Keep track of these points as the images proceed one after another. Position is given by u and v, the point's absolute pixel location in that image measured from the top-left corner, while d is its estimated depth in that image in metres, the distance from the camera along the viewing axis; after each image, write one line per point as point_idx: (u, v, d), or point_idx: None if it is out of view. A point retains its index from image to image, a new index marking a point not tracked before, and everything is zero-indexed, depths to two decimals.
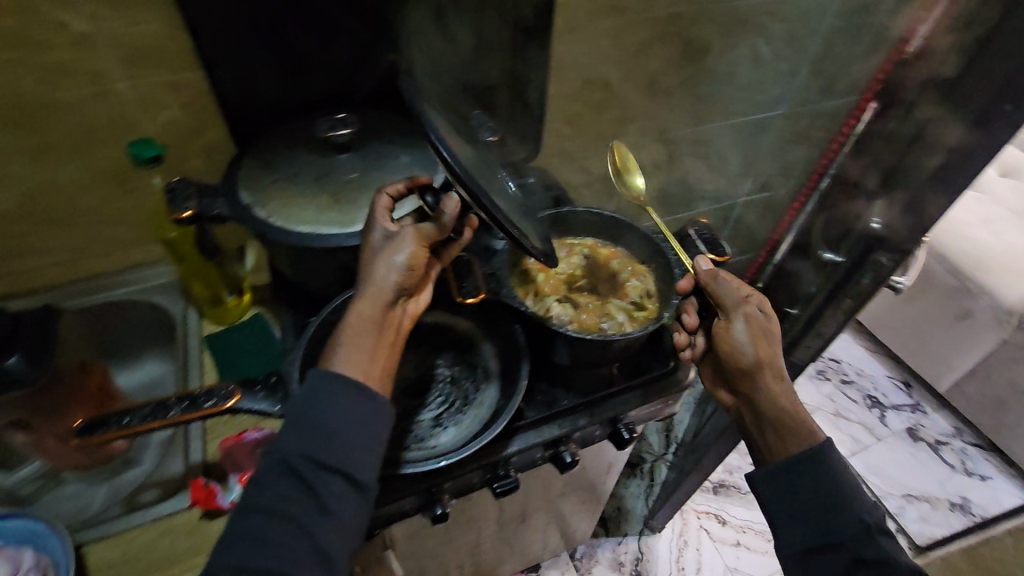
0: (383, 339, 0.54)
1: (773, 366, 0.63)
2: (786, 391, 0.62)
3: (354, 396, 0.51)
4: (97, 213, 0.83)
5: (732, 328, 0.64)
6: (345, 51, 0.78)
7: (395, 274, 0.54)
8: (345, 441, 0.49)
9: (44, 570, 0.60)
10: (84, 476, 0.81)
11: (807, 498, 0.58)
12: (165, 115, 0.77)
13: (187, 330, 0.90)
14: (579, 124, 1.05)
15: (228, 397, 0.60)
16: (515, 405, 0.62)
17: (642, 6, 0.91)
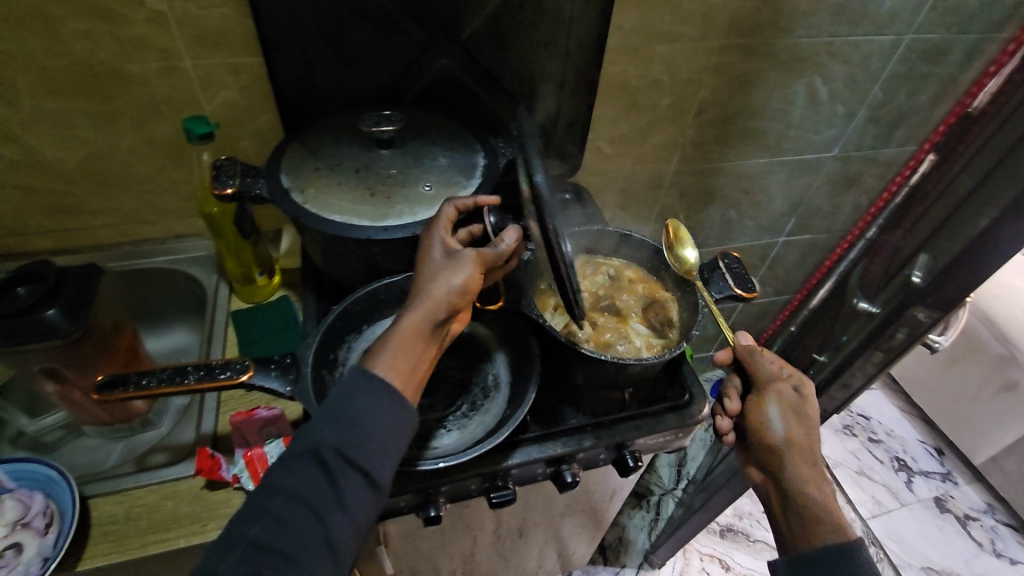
0: (427, 355, 0.54)
1: (808, 452, 0.64)
2: (818, 480, 0.63)
3: (392, 402, 0.51)
4: (149, 182, 0.87)
5: (768, 411, 0.65)
6: (401, 51, 0.80)
7: (451, 291, 0.55)
8: (380, 442, 0.50)
9: (50, 518, 0.62)
10: (104, 432, 0.84)
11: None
12: (224, 95, 0.80)
13: (217, 304, 0.92)
14: (622, 146, 1.05)
15: (242, 371, 0.61)
16: (520, 416, 0.62)
17: (698, 35, 0.90)
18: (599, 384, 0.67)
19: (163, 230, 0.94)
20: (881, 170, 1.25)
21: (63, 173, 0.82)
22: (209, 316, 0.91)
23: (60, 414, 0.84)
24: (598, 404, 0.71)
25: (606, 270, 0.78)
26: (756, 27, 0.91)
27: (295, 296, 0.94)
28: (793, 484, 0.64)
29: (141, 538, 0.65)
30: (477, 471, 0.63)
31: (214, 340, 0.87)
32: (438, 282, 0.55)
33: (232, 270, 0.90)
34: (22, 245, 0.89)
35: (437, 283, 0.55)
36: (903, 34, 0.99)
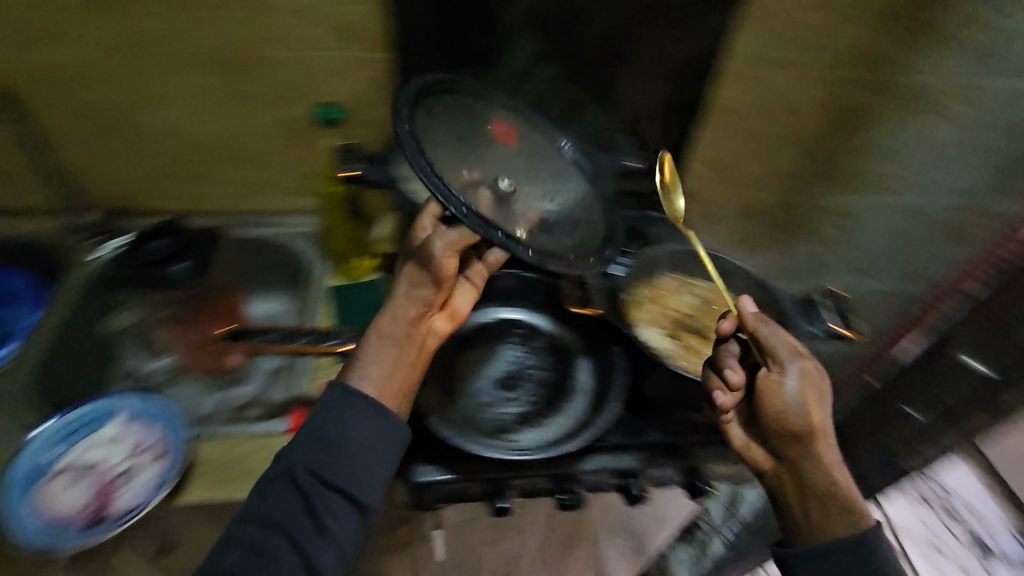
0: (406, 352, 0.58)
1: (828, 433, 0.57)
2: (839, 461, 0.56)
3: (371, 411, 0.53)
4: (270, 159, 0.94)
5: (787, 384, 0.57)
6: (515, 58, 0.83)
7: (412, 305, 0.59)
8: (361, 454, 0.52)
9: (156, 455, 0.67)
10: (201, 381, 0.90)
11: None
12: (348, 86, 0.86)
13: (316, 278, 0.97)
14: (719, 169, 1.04)
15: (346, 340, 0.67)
16: (605, 424, 0.63)
17: (814, 64, 0.89)
18: (679, 401, 0.67)
19: (273, 204, 1.01)
20: None
21: (198, 143, 0.90)
22: (309, 287, 0.96)
23: (171, 358, 0.91)
24: (680, 426, 0.69)
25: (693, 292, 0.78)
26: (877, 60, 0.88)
27: (387, 276, 0.95)
28: (810, 466, 0.56)
29: (224, 482, 0.66)
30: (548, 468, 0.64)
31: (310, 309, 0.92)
32: (401, 300, 0.59)
33: (336, 246, 0.96)
34: (154, 205, 0.98)
35: (402, 301, 0.59)
36: None
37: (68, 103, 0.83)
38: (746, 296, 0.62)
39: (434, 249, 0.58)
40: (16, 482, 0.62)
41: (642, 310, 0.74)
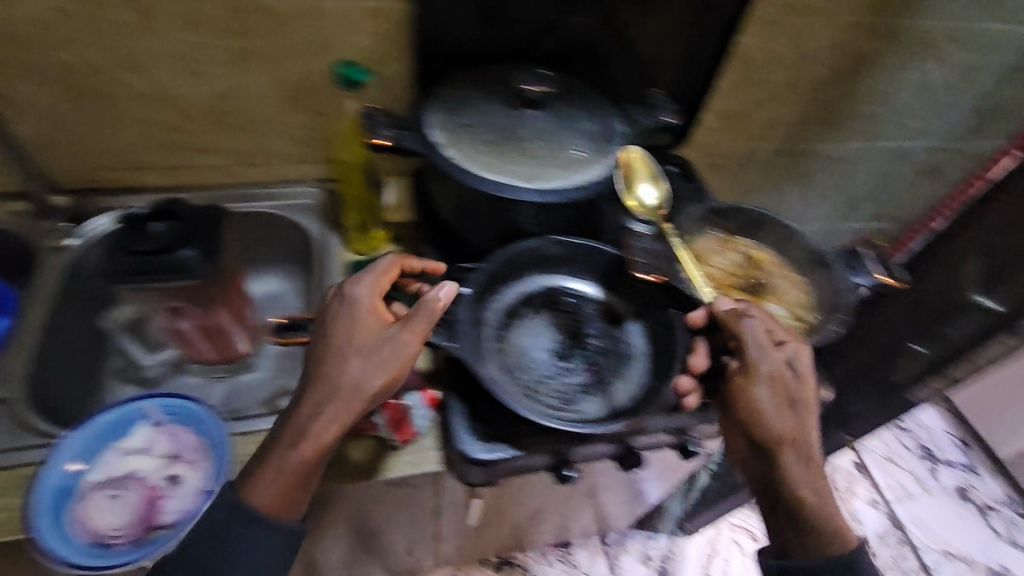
0: (342, 406, 0.58)
1: (805, 446, 0.60)
2: (797, 424, 0.59)
3: (266, 535, 0.56)
4: (266, 124, 0.85)
5: (757, 393, 0.59)
6: (542, 6, 0.78)
7: (345, 377, 0.58)
8: (221, 552, 0.54)
9: (199, 450, 0.64)
10: (206, 372, 0.90)
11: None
12: (357, 40, 0.77)
13: (325, 253, 0.89)
14: (728, 121, 1.05)
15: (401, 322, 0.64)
16: (632, 381, 0.67)
17: (834, 12, 0.89)
18: None
19: (270, 174, 0.93)
20: (966, 162, 1.29)
21: (189, 110, 0.82)
22: (320, 265, 0.88)
23: (173, 351, 0.88)
24: None
25: (698, 272, 0.70)
26: (889, 7, 0.91)
27: (406, 251, 0.88)
28: (785, 466, 0.59)
29: None
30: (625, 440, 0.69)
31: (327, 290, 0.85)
32: (349, 363, 0.59)
33: (351, 224, 0.87)
34: (135, 180, 0.88)
35: (341, 370, 0.58)
36: None
37: (29, 70, 0.73)
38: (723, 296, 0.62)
39: (359, 297, 0.63)
40: (49, 489, 0.58)
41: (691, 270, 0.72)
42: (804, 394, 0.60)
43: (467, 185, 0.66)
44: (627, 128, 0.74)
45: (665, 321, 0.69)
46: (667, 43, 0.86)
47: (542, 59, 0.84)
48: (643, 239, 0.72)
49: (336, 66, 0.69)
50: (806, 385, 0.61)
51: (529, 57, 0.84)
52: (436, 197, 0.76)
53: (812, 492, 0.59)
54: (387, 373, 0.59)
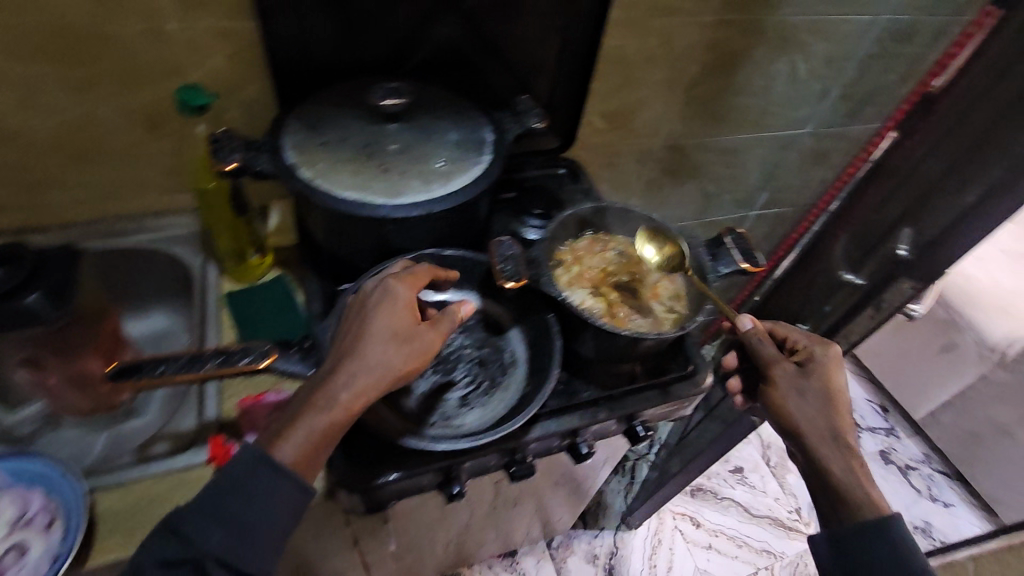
0: (360, 383, 0.55)
1: (845, 434, 0.71)
2: (809, 414, 0.72)
3: (284, 485, 0.53)
4: (126, 154, 0.81)
5: (783, 393, 0.73)
6: (401, 20, 0.77)
7: (380, 365, 0.56)
8: (244, 501, 0.52)
9: (49, 514, 0.61)
10: (83, 423, 0.84)
11: (874, 549, 0.65)
12: (211, 62, 0.75)
13: (206, 286, 0.86)
14: (615, 122, 1.07)
15: (264, 356, 0.57)
16: (513, 390, 0.66)
17: (698, 11, 0.93)
18: (612, 357, 0.71)
19: (140, 207, 0.88)
20: (848, 145, 1.36)
21: (33, 146, 0.76)
22: (201, 298, 0.85)
23: (41, 404, 0.83)
24: (605, 376, 0.74)
25: (575, 283, 0.74)
26: (749, 5, 0.95)
27: (290, 276, 0.87)
28: (818, 449, 0.70)
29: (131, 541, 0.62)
30: (515, 449, 0.67)
31: (206, 324, 0.81)
32: (377, 343, 0.56)
33: (225, 252, 0.83)
34: None
35: (371, 352, 0.56)
36: (881, 15, 1.07)
37: None
38: (743, 315, 0.77)
39: (398, 289, 0.59)
40: None
41: (567, 273, 0.75)
42: (818, 386, 0.73)
43: (325, 206, 0.64)
44: (494, 135, 0.74)
45: (545, 323, 0.70)
46: (537, 48, 0.87)
47: (411, 72, 0.84)
48: (506, 244, 0.67)
49: (179, 90, 0.67)
50: (820, 378, 0.73)
51: (398, 70, 0.83)
52: (307, 220, 0.73)
53: (836, 465, 0.70)
54: (404, 361, 0.56)
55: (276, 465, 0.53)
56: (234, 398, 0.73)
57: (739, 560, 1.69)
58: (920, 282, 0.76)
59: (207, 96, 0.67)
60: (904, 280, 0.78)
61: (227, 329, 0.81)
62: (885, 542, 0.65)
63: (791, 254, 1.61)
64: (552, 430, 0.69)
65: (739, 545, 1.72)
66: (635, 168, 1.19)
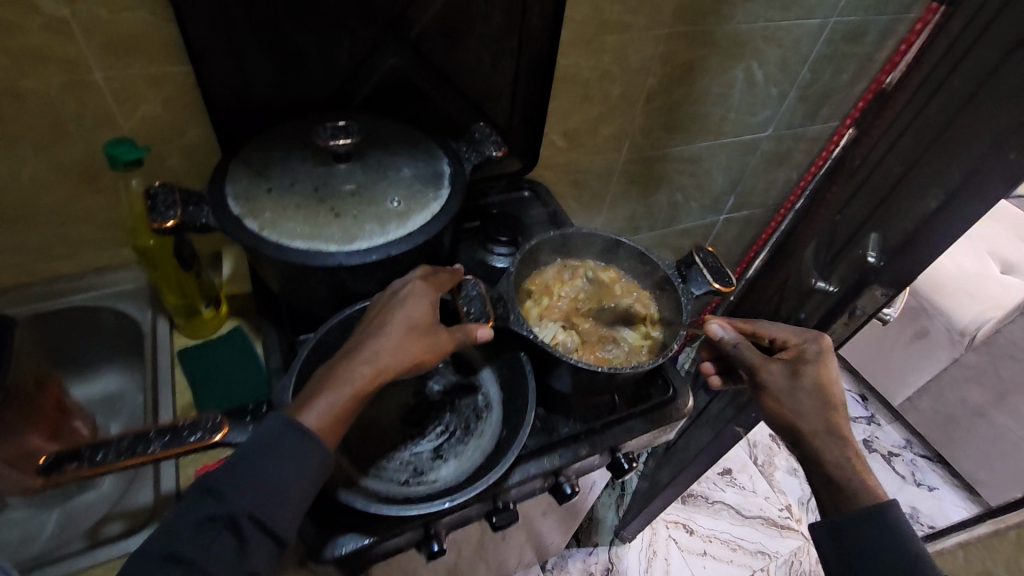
0: (383, 353, 0.56)
1: (838, 424, 0.71)
2: (803, 410, 0.71)
3: (306, 447, 0.51)
4: (60, 212, 0.75)
5: (773, 393, 0.73)
6: (344, 54, 0.74)
7: (399, 345, 0.57)
8: (274, 462, 0.50)
9: None
10: (34, 500, 0.80)
11: (873, 541, 0.64)
12: (144, 110, 0.70)
13: (157, 344, 0.81)
14: (576, 139, 1.05)
15: (216, 430, 0.53)
16: (489, 435, 0.64)
17: (650, 25, 0.92)
18: (590, 391, 0.69)
19: (80, 265, 0.82)
20: (808, 145, 1.37)
21: None
22: (150, 358, 0.79)
23: None
24: (586, 408, 0.72)
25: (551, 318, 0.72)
26: (699, 16, 0.94)
27: (248, 326, 0.84)
28: (812, 442, 0.71)
29: None
30: (495, 497, 0.65)
31: (159, 385, 0.76)
32: (394, 329, 0.57)
33: (175, 307, 0.79)
34: None
35: (391, 334, 0.57)
36: (830, 18, 1.08)
37: None
38: (711, 324, 0.75)
39: (416, 285, 0.61)
40: None
41: (537, 306, 0.73)
42: (808, 381, 0.72)
43: (274, 258, 0.60)
44: (451, 168, 0.72)
45: (517, 359, 0.67)
46: (490, 73, 0.85)
47: (361, 106, 0.81)
48: (470, 283, 0.64)
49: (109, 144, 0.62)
50: (811, 375, 0.73)
51: (346, 105, 0.80)
52: (259, 269, 0.68)
53: (834, 454, 0.70)
54: (419, 346, 0.57)
55: (304, 429, 0.52)
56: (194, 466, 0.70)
57: (734, 565, 1.67)
58: (891, 287, 0.76)
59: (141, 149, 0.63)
60: (874, 286, 0.77)
61: (181, 389, 0.77)
62: (882, 534, 0.63)
63: (761, 254, 1.61)
64: (533, 473, 0.66)
65: (734, 549, 1.71)
66: (600, 183, 1.18)
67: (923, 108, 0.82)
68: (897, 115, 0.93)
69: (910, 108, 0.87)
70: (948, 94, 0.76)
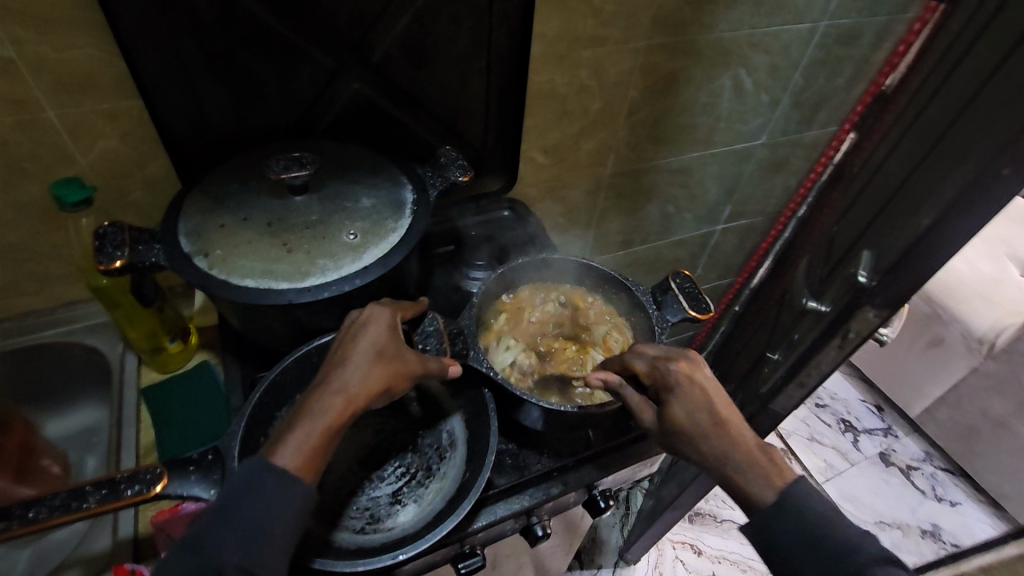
0: (352, 380, 0.52)
1: (730, 444, 0.57)
2: (689, 447, 0.59)
3: (285, 487, 0.48)
4: (23, 249, 0.74)
5: (658, 434, 0.61)
6: (304, 81, 0.72)
7: (365, 373, 0.53)
8: (256, 506, 0.47)
9: None
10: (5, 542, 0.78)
11: (792, 543, 0.53)
12: (102, 145, 0.69)
13: (126, 381, 0.80)
14: (558, 156, 1.02)
15: (155, 482, 0.51)
16: (450, 479, 0.61)
17: (627, 38, 0.89)
18: (563, 428, 0.65)
19: (50, 300, 0.81)
20: (806, 151, 1.33)
21: None
22: (117, 396, 0.78)
23: None
24: (565, 444, 0.68)
25: (518, 340, 0.72)
26: (679, 25, 0.91)
27: (215, 358, 0.82)
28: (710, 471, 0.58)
29: None
30: (461, 541, 0.62)
31: (123, 425, 0.75)
32: (355, 352, 0.54)
33: (140, 342, 0.78)
34: None
35: (355, 359, 0.53)
36: (820, 21, 1.03)
37: None
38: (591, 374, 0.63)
39: (377, 312, 0.57)
40: None
41: (502, 329, 0.73)
42: (681, 414, 0.58)
43: (222, 297, 0.58)
44: (414, 195, 0.69)
45: (481, 396, 0.64)
46: (460, 93, 0.82)
47: (326, 133, 0.79)
48: (427, 319, 0.62)
49: (56, 185, 0.64)
50: (682, 408, 0.58)
51: (311, 132, 0.78)
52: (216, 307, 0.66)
53: (733, 473, 0.57)
54: (386, 375, 0.53)
55: (280, 467, 0.48)
56: (152, 512, 0.69)
57: None
58: (885, 308, 0.71)
59: (89, 189, 0.64)
60: (867, 307, 0.72)
61: (146, 428, 0.75)
62: (806, 533, 0.53)
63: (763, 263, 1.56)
64: (501, 515, 0.63)
65: (744, 569, 1.65)
66: (587, 198, 1.15)
67: (915, 116, 0.77)
68: (892, 121, 0.88)
69: (904, 114, 0.82)
70: (940, 102, 0.71)
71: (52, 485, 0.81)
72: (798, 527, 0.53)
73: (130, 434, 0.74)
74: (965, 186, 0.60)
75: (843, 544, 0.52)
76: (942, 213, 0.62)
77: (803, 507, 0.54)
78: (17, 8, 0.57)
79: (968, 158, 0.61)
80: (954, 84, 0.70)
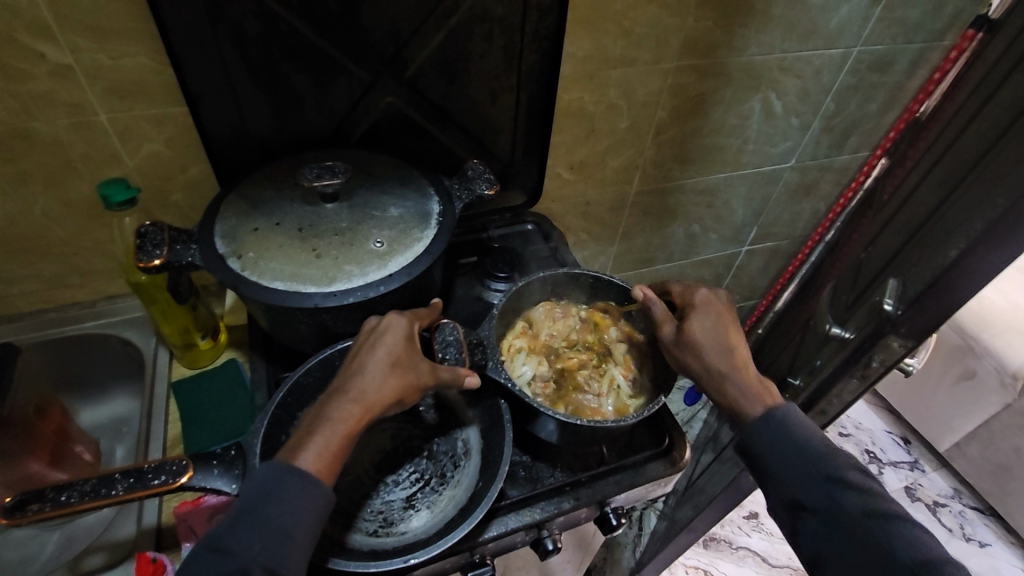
0: (370, 387, 0.54)
1: (738, 360, 0.66)
2: (706, 353, 0.66)
3: (306, 490, 0.49)
4: (70, 244, 0.78)
5: (676, 342, 0.67)
6: (340, 93, 0.75)
7: (381, 380, 0.54)
8: (280, 508, 0.48)
9: None
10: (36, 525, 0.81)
11: (775, 452, 0.61)
12: (148, 148, 0.73)
13: (157, 374, 0.83)
14: (584, 173, 1.04)
15: (180, 473, 0.53)
16: (463, 488, 0.62)
17: (655, 59, 0.90)
18: (578, 443, 0.66)
19: (91, 293, 0.85)
20: (836, 176, 1.31)
21: None
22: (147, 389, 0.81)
23: None
24: (577, 459, 0.69)
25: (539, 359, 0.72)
26: (709, 48, 0.92)
27: (243, 357, 0.85)
28: (715, 377, 0.65)
29: None
30: (471, 550, 0.62)
31: (152, 418, 0.77)
32: (370, 360, 0.56)
33: (171, 338, 0.81)
34: None
35: (372, 367, 0.55)
36: (853, 48, 1.03)
37: None
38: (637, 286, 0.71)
39: (394, 322, 0.59)
40: None
41: (521, 340, 0.74)
42: (705, 326, 0.67)
43: (252, 298, 0.60)
44: (440, 207, 0.70)
45: (497, 405, 0.65)
46: (490, 108, 0.84)
47: (358, 143, 0.81)
48: (449, 326, 0.62)
49: (104, 185, 0.67)
50: (707, 322, 0.68)
51: (344, 142, 0.81)
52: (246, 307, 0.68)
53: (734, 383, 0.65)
54: (403, 383, 0.55)
55: (300, 471, 0.49)
56: (177, 501, 0.71)
57: None
58: (911, 339, 0.70)
59: (133, 190, 0.67)
60: (892, 337, 0.71)
61: (173, 422, 0.78)
62: (785, 442, 0.60)
63: (790, 287, 1.53)
64: (512, 527, 0.63)
65: None
66: (611, 215, 1.15)
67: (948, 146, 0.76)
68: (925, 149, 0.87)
69: (937, 144, 0.81)
70: (975, 133, 0.70)
71: (82, 471, 0.85)
72: (788, 448, 0.60)
73: (159, 427, 0.77)
74: (995, 219, 0.59)
75: (820, 454, 0.59)
76: (970, 245, 0.61)
77: (790, 429, 0.61)
78: (79, 19, 0.60)
79: (999, 189, 0.60)
80: (989, 115, 0.69)
